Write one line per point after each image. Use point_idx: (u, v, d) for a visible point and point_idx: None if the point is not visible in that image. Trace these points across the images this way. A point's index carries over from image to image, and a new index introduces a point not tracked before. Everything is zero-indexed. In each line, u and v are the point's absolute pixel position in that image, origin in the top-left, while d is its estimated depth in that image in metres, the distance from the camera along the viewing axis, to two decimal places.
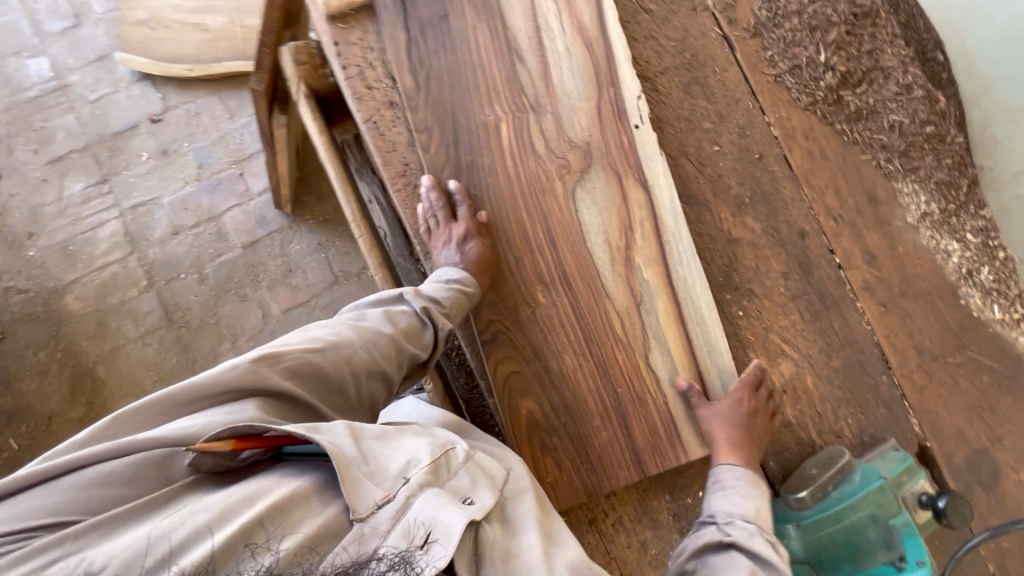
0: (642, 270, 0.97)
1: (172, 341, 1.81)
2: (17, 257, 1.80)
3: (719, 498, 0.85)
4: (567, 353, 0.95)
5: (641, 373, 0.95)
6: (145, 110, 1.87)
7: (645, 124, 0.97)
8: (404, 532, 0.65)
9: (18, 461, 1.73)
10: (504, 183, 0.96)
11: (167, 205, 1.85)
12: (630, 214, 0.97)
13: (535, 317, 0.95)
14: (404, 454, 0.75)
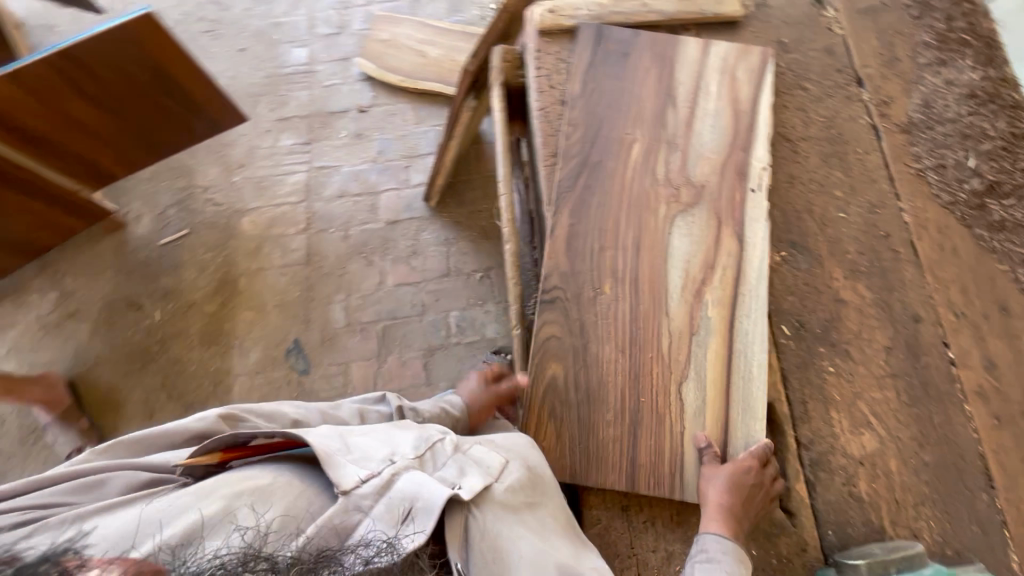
0: (707, 306, 1.01)
1: (302, 278, 2.11)
2: (225, 179, 2.24)
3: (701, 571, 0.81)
4: (608, 344, 1.00)
5: (667, 395, 0.97)
6: (358, 101, 2.32)
7: (761, 191, 1.06)
8: (388, 507, 0.80)
9: (155, 330, 2.06)
10: (614, 191, 1.07)
11: (343, 174, 2.23)
12: (717, 255, 1.03)
13: (595, 300, 1.02)
14: (386, 449, 0.89)
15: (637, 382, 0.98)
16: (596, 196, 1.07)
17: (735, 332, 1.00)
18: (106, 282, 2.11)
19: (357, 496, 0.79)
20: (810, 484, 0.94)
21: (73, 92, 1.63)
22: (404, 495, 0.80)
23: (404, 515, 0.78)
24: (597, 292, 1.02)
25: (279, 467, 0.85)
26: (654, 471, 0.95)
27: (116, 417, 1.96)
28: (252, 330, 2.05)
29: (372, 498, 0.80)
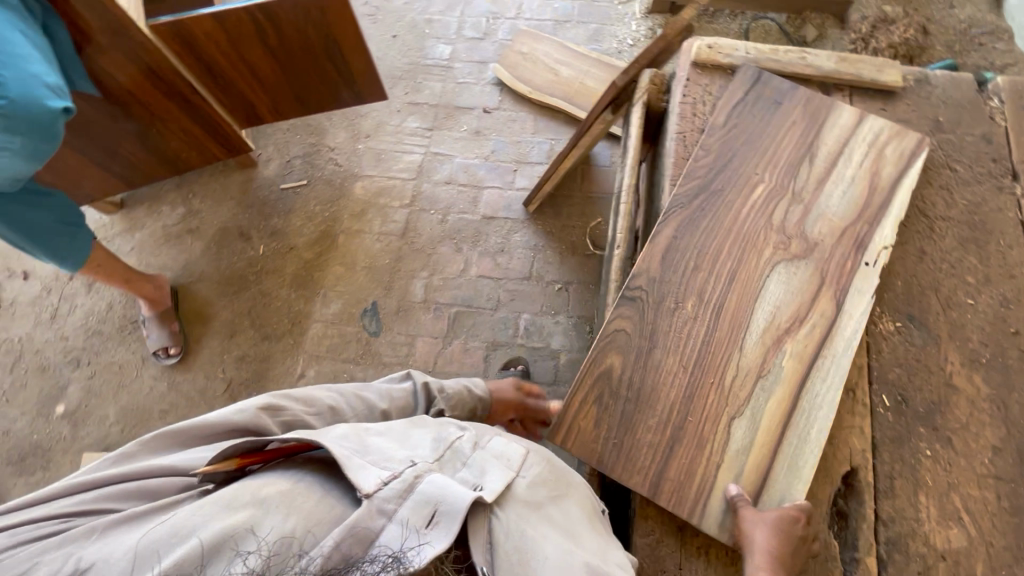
0: (784, 355, 1.00)
1: (394, 249, 2.23)
2: (350, 145, 2.42)
3: None
4: (672, 359, 1.02)
5: (716, 424, 0.98)
6: (485, 102, 2.46)
7: (875, 266, 1.03)
8: (412, 509, 0.75)
9: (255, 263, 2.23)
10: (725, 223, 1.09)
11: (455, 164, 2.36)
12: (810, 310, 1.02)
13: (681, 316, 1.05)
14: (404, 453, 0.87)
15: (690, 402, 1.00)
16: (704, 219, 1.10)
17: (805, 390, 0.98)
18: (226, 210, 2.32)
19: (380, 498, 0.75)
20: (881, 561, 0.90)
21: (257, 39, 1.83)
22: (425, 499, 0.77)
23: (426, 519, 0.74)
24: (680, 312, 1.05)
25: (295, 466, 0.80)
26: (704, 499, 0.95)
27: (201, 330, 2.14)
28: (338, 284, 2.18)
29: (395, 502, 0.76)
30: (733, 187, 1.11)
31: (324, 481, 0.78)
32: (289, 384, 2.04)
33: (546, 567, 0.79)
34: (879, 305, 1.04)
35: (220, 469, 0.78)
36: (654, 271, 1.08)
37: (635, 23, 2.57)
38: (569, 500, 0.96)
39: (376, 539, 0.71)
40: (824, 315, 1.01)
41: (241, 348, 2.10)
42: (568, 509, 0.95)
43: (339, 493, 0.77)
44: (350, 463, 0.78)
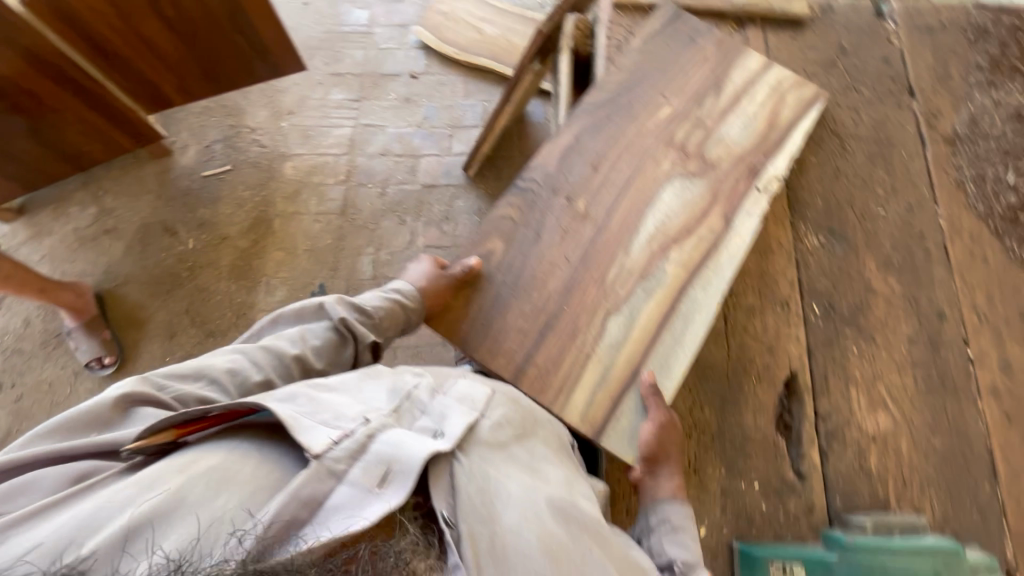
0: (668, 261, 1.08)
1: (335, 228, 2.15)
2: (273, 123, 2.28)
3: (670, 541, 0.93)
4: (556, 254, 1.11)
5: (592, 315, 1.06)
6: (411, 68, 2.38)
7: (765, 192, 1.11)
8: (363, 471, 0.75)
9: (186, 258, 2.10)
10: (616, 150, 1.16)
11: (388, 134, 2.28)
12: (697, 225, 1.10)
13: (616, 251, 1.10)
14: (358, 408, 0.86)
15: (566, 297, 1.07)
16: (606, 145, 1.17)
17: (684, 296, 1.07)
18: (144, 206, 2.16)
19: (330, 459, 0.75)
20: (823, 453, 0.99)
21: (151, 10, 1.67)
22: (380, 458, 0.76)
23: (381, 478, 0.74)
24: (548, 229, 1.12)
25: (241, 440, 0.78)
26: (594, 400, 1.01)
27: (137, 335, 2.01)
28: (281, 270, 2.09)
29: (345, 462, 0.76)
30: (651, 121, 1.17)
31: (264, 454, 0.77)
32: None
33: (510, 509, 0.80)
34: (771, 215, 1.13)
35: (152, 443, 0.76)
36: (588, 212, 1.13)
37: None
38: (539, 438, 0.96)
39: (327, 500, 0.72)
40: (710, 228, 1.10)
41: (185, 348, 1.99)
42: (532, 447, 0.94)
43: (284, 465, 0.76)
44: (298, 428, 0.77)
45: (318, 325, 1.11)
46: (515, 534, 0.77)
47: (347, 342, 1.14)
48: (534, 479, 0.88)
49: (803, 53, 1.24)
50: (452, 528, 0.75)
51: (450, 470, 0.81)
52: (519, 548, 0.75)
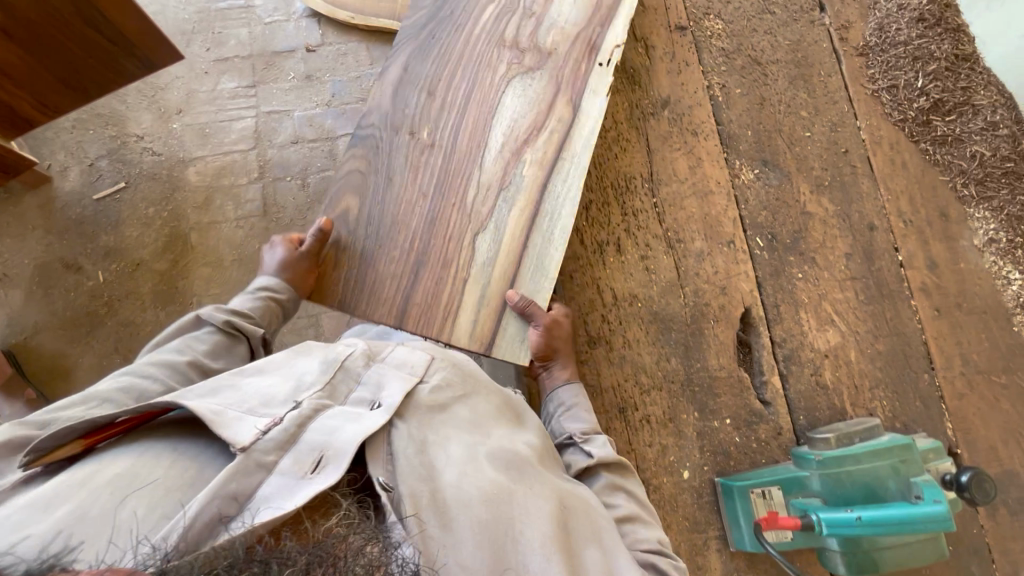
0: (523, 166, 1.19)
1: (261, 231, 2.00)
2: (162, 126, 2.05)
3: (570, 420, 1.07)
4: (409, 189, 1.21)
5: (459, 244, 1.17)
6: (305, 40, 2.17)
7: (607, 64, 1.20)
8: (295, 458, 0.80)
9: (100, 294, 1.91)
10: (460, 100, 1.23)
11: (296, 118, 2.10)
12: (545, 120, 1.21)
13: (502, 189, 1.19)
14: (287, 392, 0.94)
15: (429, 233, 1.19)
16: (459, 87, 1.26)
17: (545, 197, 1.17)
18: (34, 244, 1.92)
19: (257, 450, 0.79)
20: (783, 377, 1.07)
21: None
22: (313, 446, 0.82)
23: (313, 463, 0.80)
24: (400, 180, 1.22)
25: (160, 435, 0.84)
26: (479, 320, 1.13)
27: (67, 387, 1.83)
28: (212, 286, 1.94)
29: (274, 452, 0.80)
30: (506, 58, 1.26)
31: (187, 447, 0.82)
32: None
33: (450, 467, 0.90)
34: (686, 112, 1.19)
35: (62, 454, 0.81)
36: (434, 139, 1.23)
37: None
38: (479, 395, 1.09)
39: (256, 492, 0.76)
40: (563, 120, 1.19)
41: None
42: (473, 403, 1.06)
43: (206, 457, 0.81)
44: (220, 424, 0.81)
45: (201, 333, 1.13)
46: (459, 488, 0.87)
47: (240, 340, 1.18)
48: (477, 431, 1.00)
49: None
50: (391, 491, 0.83)
51: (391, 436, 0.91)
52: (464, 497, 0.86)
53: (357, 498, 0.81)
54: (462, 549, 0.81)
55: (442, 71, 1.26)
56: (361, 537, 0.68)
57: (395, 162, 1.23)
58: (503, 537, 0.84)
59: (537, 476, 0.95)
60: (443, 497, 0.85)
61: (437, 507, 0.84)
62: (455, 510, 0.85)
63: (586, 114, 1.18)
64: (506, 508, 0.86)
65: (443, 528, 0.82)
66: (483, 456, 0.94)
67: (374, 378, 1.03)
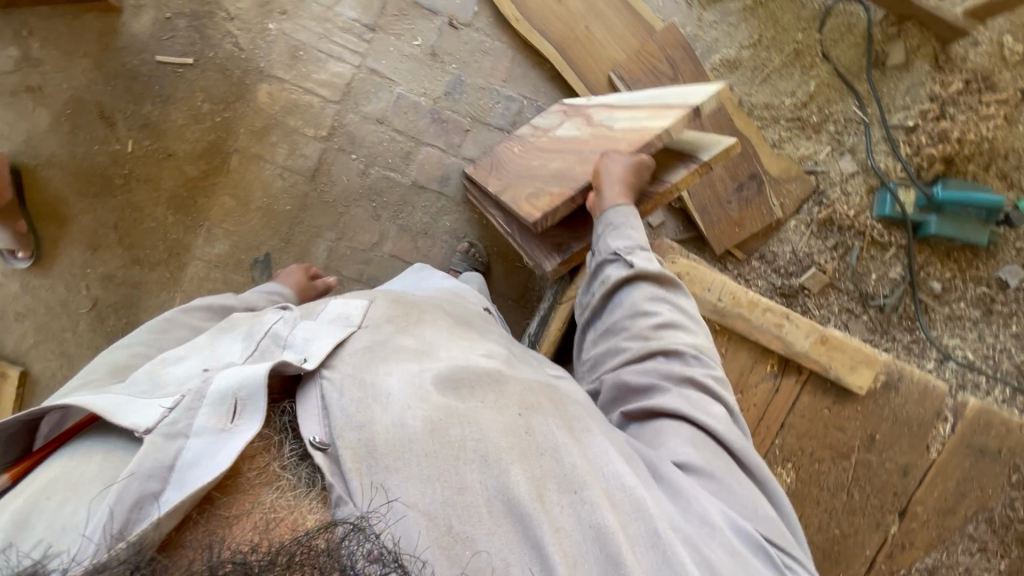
0: (593, 114, 1.37)
1: (299, 193, 1.85)
2: (257, 18, 1.76)
3: (612, 235, 1.09)
4: (536, 168, 1.39)
5: (597, 135, 1.27)
6: (455, 9, 1.79)
7: (590, 102, 1.51)
8: (211, 412, 0.73)
9: (121, 161, 1.80)
10: (517, 151, 1.54)
11: (395, 95, 1.82)
12: (583, 110, 1.47)
13: (593, 120, 1.36)
14: (200, 363, 0.83)
15: (573, 153, 1.29)
16: (511, 150, 1.57)
17: (616, 102, 1.36)
18: (78, 73, 1.74)
19: (162, 428, 0.71)
20: None
21: None
22: (221, 396, 0.74)
23: (230, 412, 0.73)
24: (521, 182, 1.40)
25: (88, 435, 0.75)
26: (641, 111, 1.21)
27: (58, 233, 1.82)
28: (228, 218, 1.84)
29: (185, 418, 0.72)
30: (529, 131, 1.61)
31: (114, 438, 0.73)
32: None
33: (391, 405, 0.78)
34: None
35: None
36: (509, 171, 1.47)
37: None
38: (429, 329, 0.99)
39: (178, 459, 0.68)
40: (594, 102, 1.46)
41: (106, 266, 1.84)
42: (421, 335, 0.97)
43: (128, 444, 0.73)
44: (119, 414, 0.72)
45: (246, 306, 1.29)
46: (399, 427, 0.76)
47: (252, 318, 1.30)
48: (423, 358, 0.90)
49: (830, 429, 1.08)
50: (328, 450, 0.74)
51: (320, 390, 0.81)
52: (404, 438, 0.75)
53: (305, 465, 0.73)
54: (411, 483, 0.72)
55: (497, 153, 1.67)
56: (348, 528, 0.63)
57: (517, 179, 1.42)
58: (455, 456, 0.75)
59: (495, 384, 0.86)
60: (379, 441, 0.74)
61: (368, 452, 0.73)
62: (401, 453, 0.74)
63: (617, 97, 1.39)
64: (453, 431, 0.76)
65: (391, 470, 0.72)
66: (428, 384, 0.83)
67: (302, 336, 0.90)
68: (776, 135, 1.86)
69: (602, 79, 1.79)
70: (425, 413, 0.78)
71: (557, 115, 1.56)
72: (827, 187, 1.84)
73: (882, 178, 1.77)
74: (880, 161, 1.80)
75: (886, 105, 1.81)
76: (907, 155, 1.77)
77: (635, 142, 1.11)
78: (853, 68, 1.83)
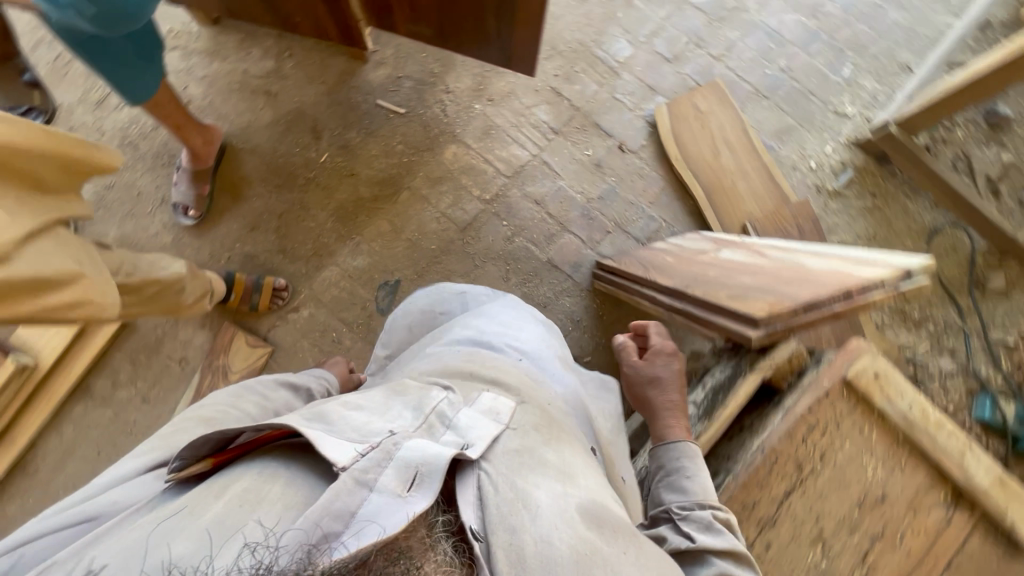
0: (778, 253, 1.46)
1: (446, 238, 2.02)
2: (467, 98, 2.12)
3: (671, 491, 0.96)
4: (706, 272, 1.46)
5: (788, 265, 1.33)
6: (626, 137, 2.13)
7: (760, 242, 1.65)
8: (396, 475, 0.71)
9: (308, 166, 2.03)
10: (668, 259, 1.71)
11: (556, 186, 2.08)
12: (754, 246, 1.60)
13: (777, 255, 1.44)
14: (384, 419, 0.84)
15: (757, 273, 1.33)
16: (662, 259, 1.74)
17: (809, 249, 1.44)
18: (310, 93, 2.08)
19: (358, 471, 0.71)
20: None
21: None
22: (406, 462, 0.72)
23: (409, 482, 0.70)
24: (688, 279, 1.46)
25: (276, 455, 0.77)
26: (842, 261, 1.25)
27: (227, 206, 1.99)
28: (377, 240, 2.00)
29: (374, 472, 0.71)
30: (680, 249, 1.78)
31: (300, 466, 0.76)
32: (277, 313, 1.95)
33: (540, 516, 0.75)
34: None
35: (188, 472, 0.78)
36: (668, 271, 1.58)
37: (830, 148, 2.17)
38: (572, 446, 0.93)
39: (357, 512, 0.67)
40: (777, 245, 1.56)
41: (254, 246, 1.97)
42: (564, 453, 0.90)
43: (310, 473, 0.75)
44: (323, 440, 0.74)
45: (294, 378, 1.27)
46: (546, 543, 0.73)
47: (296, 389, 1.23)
48: (565, 478, 0.84)
49: None
50: (481, 542, 0.72)
51: (477, 481, 0.77)
52: (550, 557, 0.71)
53: (450, 542, 0.70)
54: None
55: (646, 256, 1.84)
56: None
57: (680, 275, 1.52)
58: None
59: (628, 537, 0.80)
60: (528, 554, 0.71)
61: (517, 561, 0.70)
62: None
63: (808, 246, 1.47)
64: (597, 572, 0.72)
65: None
66: (572, 509, 0.79)
67: (465, 415, 0.87)
68: (882, 318, 1.99)
69: (737, 225, 2.03)
70: (571, 539, 0.74)
71: (724, 245, 1.70)
72: (927, 378, 1.93)
73: (983, 383, 1.90)
74: (981, 368, 1.93)
75: (986, 321, 1.99)
76: (1007, 369, 1.92)
77: (842, 282, 1.09)
78: (955, 282, 2.04)
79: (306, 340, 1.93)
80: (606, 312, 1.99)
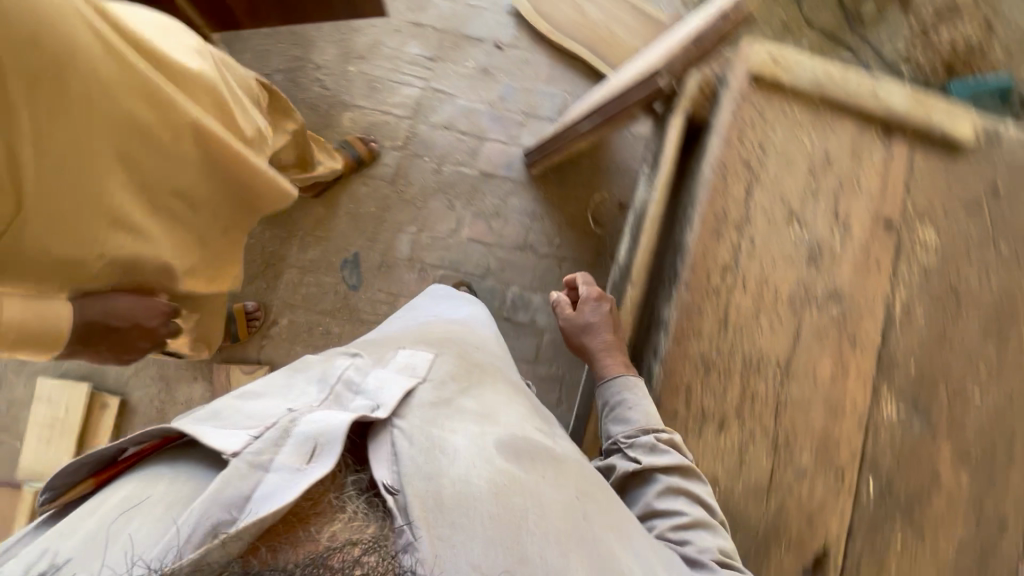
0: (661, 41, 1.53)
1: (381, 196, 2.04)
2: (339, 65, 2.13)
3: (615, 421, 0.99)
4: (611, 89, 1.52)
5: (672, 38, 1.40)
6: (497, 35, 2.18)
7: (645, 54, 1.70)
8: (294, 450, 0.64)
9: None
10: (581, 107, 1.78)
11: (457, 105, 2.12)
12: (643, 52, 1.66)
13: (662, 42, 1.51)
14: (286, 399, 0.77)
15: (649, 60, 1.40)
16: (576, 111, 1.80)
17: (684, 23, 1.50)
18: None
19: (248, 454, 0.63)
20: None
21: None
22: (304, 436, 0.65)
23: (308, 454, 0.64)
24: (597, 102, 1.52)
25: (164, 457, 0.72)
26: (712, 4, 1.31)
27: None
28: (318, 227, 2.01)
29: (270, 451, 0.64)
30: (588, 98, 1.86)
31: (188, 462, 0.70)
32: (259, 334, 1.94)
33: (457, 458, 0.72)
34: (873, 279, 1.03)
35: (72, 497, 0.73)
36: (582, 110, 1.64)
37: None
38: (487, 389, 0.90)
39: (251, 495, 0.59)
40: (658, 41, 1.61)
41: None
42: (486, 398, 0.87)
43: (202, 468, 0.69)
44: (212, 435, 0.67)
45: None
46: (465, 482, 0.69)
47: None
48: (485, 420, 0.81)
49: (947, 183, 1.04)
50: (398, 494, 0.65)
51: (390, 437, 0.71)
52: (471, 494, 0.68)
53: (363, 498, 0.64)
54: (472, 547, 0.64)
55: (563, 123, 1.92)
56: None
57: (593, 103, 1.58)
58: (518, 531, 0.67)
59: (552, 465, 0.79)
60: (445, 495, 0.67)
61: (435, 503, 0.65)
62: (466, 512, 0.66)
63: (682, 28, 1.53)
64: (517, 501, 0.70)
65: (456, 529, 0.65)
66: (491, 446, 0.75)
67: (374, 380, 0.81)
68: None
69: None
70: (490, 474, 0.71)
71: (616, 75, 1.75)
72: None
73: None
74: None
75: (876, 44, 2.11)
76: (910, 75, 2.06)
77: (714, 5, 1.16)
78: (836, 26, 2.16)
79: (299, 344, 1.94)
80: (553, 193, 2.05)
